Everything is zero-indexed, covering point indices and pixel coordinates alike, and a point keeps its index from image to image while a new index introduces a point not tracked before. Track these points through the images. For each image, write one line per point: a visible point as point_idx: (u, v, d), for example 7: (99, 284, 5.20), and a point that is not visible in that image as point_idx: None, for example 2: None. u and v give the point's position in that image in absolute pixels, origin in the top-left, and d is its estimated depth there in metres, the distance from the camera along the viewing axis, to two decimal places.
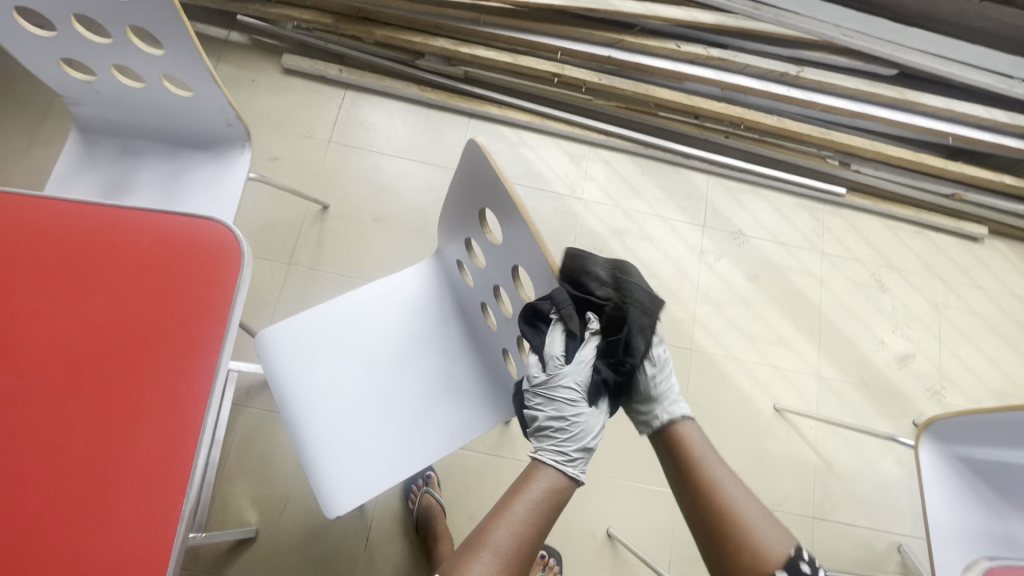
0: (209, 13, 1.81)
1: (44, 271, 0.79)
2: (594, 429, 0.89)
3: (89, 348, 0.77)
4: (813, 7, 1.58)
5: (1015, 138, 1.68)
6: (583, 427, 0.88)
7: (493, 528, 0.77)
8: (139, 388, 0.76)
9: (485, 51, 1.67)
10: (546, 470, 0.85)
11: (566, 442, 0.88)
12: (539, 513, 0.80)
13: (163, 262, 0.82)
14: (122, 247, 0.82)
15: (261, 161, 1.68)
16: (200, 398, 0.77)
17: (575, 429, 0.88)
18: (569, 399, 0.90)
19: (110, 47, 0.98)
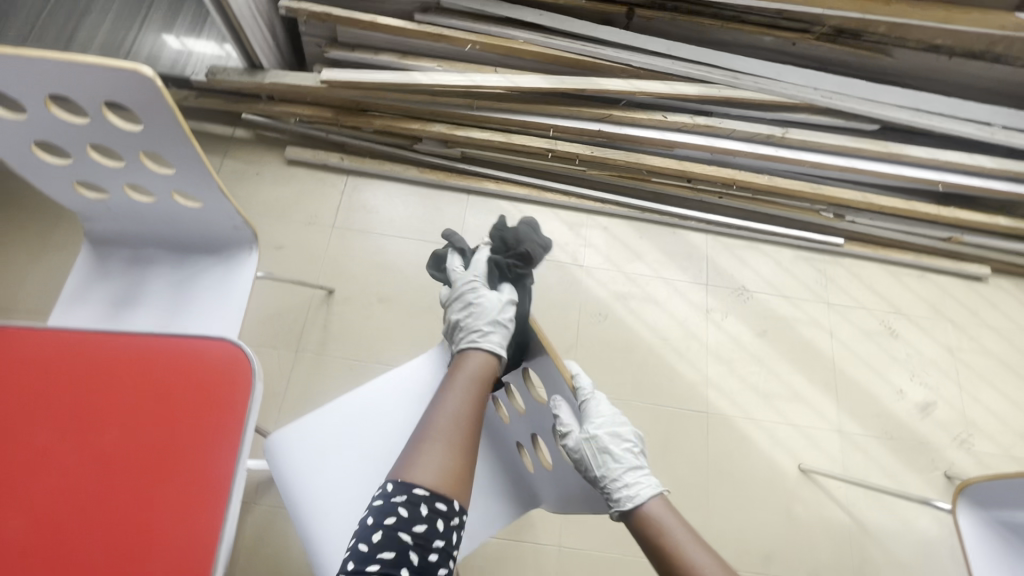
0: (215, 113, 1.90)
1: (71, 361, 0.82)
2: (495, 303, 0.96)
3: (113, 430, 0.78)
4: (790, 73, 1.64)
5: (1004, 182, 1.71)
6: (485, 304, 0.96)
7: (435, 424, 0.82)
8: (163, 465, 0.77)
9: (480, 132, 1.74)
10: (472, 354, 0.92)
11: (475, 322, 0.95)
12: (472, 407, 0.85)
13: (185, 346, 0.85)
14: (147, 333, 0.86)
15: (266, 251, 1.72)
16: (225, 470, 0.78)
17: (479, 308, 0.96)
18: (470, 290, 0.99)
19: (123, 169, 1.02)
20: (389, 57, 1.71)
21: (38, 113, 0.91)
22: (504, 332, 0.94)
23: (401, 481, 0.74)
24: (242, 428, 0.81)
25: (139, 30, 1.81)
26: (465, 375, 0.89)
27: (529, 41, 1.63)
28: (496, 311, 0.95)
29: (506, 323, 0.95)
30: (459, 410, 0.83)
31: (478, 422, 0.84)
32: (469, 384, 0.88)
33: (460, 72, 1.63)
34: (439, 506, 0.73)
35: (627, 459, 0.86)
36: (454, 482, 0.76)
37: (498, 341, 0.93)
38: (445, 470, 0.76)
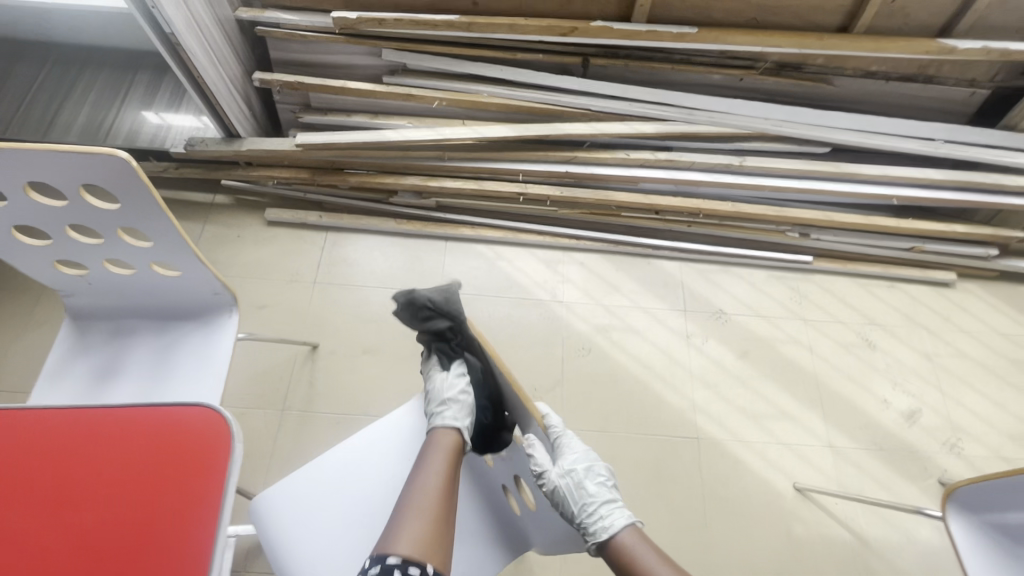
0: (194, 182, 1.95)
1: (46, 441, 0.82)
2: (443, 387, 1.02)
3: (93, 503, 0.77)
4: (741, 106, 1.74)
5: (954, 191, 1.80)
6: (434, 390, 1.02)
7: (412, 498, 0.81)
8: (144, 536, 0.76)
9: (452, 182, 1.81)
10: (438, 433, 0.96)
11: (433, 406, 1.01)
12: (447, 478, 0.86)
13: (161, 419, 0.86)
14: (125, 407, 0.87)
15: (249, 311, 1.73)
16: (206, 537, 0.77)
17: (432, 393, 1.02)
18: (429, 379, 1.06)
19: (101, 246, 1.05)
20: (362, 117, 1.79)
21: (17, 199, 0.94)
22: (458, 406, 0.99)
23: (377, 554, 0.73)
24: (222, 495, 0.80)
25: (119, 108, 1.87)
26: (440, 452, 0.91)
27: (493, 94, 1.72)
28: (445, 390, 1.01)
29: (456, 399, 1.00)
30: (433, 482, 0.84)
31: (452, 496, 0.85)
32: (443, 461, 0.90)
33: (430, 127, 1.71)
34: (411, 570, 0.71)
35: (600, 493, 0.92)
36: (426, 547, 0.74)
37: (454, 415, 0.97)
38: (419, 537, 0.75)
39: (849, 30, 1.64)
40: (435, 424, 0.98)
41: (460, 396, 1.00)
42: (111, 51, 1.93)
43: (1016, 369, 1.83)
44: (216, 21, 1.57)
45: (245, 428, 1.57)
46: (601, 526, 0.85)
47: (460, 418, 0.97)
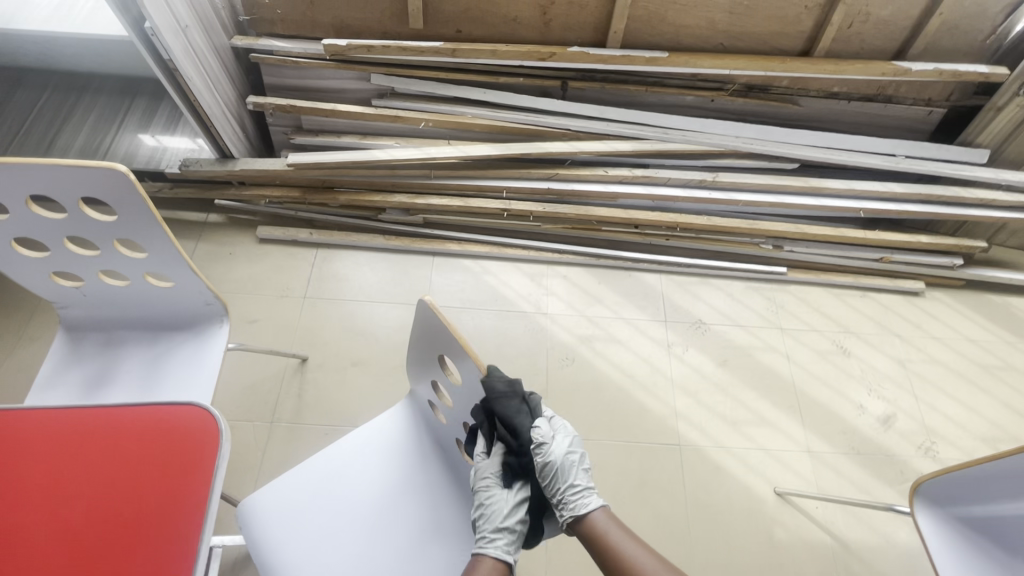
0: (188, 201, 2.01)
1: (42, 439, 0.85)
2: (505, 510, 0.94)
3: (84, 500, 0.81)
4: (712, 125, 1.84)
5: (917, 204, 1.89)
6: (494, 508, 0.94)
7: None
8: (132, 532, 0.79)
9: (439, 199, 1.88)
10: (481, 560, 0.90)
11: (482, 523, 0.93)
12: None
13: (151, 419, 0.89)
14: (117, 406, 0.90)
15: (240, 326, 1.77)
16: (192, 533, 0.80)
17: (488, 509, 0.94)
18: (483, 486, 0.95)
19: (98, 257, 1.10)
20: (352, 139, 1.87)
21: (19, 212, 0.99)
22: (510, 537, 0.93)
23: None
24: (209, 491, 0.83)
25: (116, 131, 1.94)
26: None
27: (477, 115, 1.81)
28: (503, 516, 0.93)
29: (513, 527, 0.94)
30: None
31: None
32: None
33: (416, 147, 1.79)
34: None
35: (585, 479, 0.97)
36: None
37: (505, 547, 0.91)
38: None
39: (810, 54, 1.75)
40: (480, 549, 0.91)
41: (516, 527, 0.93)
42: (110, 78, 2.02)
43: (986, 373, 1.89)
44: (212, 49, 1.65)
45: (234, 441, 1.59)
46: (581, 503, 0.96)
47: (509, 553, 0.91)
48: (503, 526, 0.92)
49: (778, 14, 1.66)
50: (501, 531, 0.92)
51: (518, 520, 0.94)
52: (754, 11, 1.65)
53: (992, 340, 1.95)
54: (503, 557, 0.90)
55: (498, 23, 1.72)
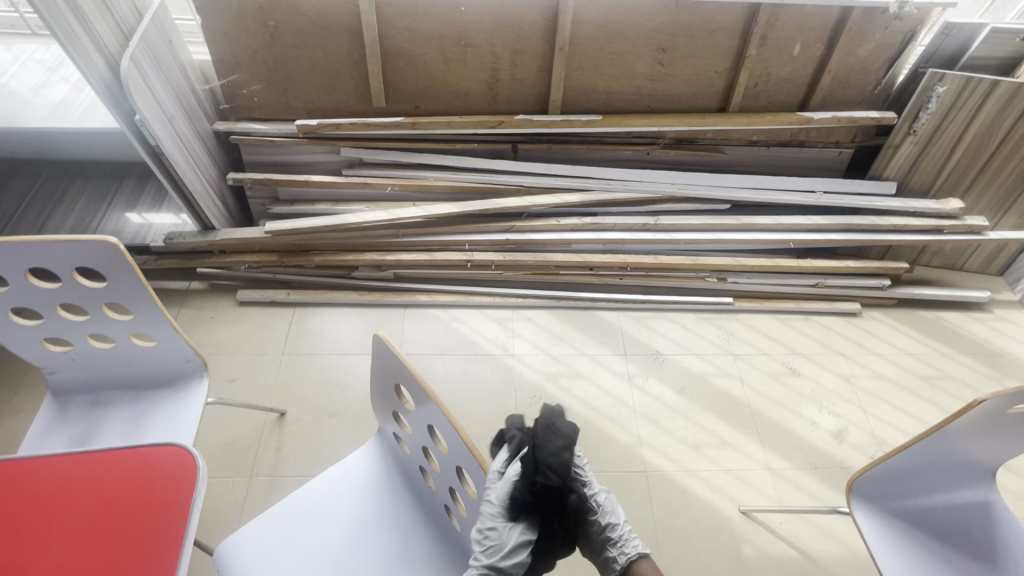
0: (172, 271, 2.13)
1: (28, 498, 0.93)
2: (506, 549, 0.94)
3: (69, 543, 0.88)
4: (649, 175, 2.07)
5: (840, 232, 2.09)
6: (496, 543, 0.94)
7: None
8: (116, 565, 0.86)
9: (407, 255, 2.05)
10: None
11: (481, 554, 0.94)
12: None
13: (125, 470, 0.96)
14: (95, 463, 0.97)
15: (220, 384, 1.85)
16: (169, 562, 0.87)
17: (491, 542, 0.95)
18: (490, 514, 0.95)
19: (87, 321, 1.21)
20: (325, 205, 2.06)
21: (19, 284, 1.12)
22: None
23: None
24: (187, 518, 0.91)
25: (106, 211, 2.09)
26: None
27: (438, 178, 2.01)
28: (503, 554, 0.93)
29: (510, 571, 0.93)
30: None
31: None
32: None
33: (384, 210, 1.98)
34: None
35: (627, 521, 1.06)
36: None
37: None
38: None
39: (727, 109, 2.00)
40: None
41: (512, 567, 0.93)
42: (101, 164, 2.21)
43: (926, 383, 2.02)
44: (195, 133, 1.85)
45: (214, 498, 1.63)
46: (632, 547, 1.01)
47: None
48: (495, 566, 0.92)
49: (692, 79, 1.93)
50: (492, 570, 0.92)
51: (514, 564, 0.93)
52: (672, 77, 1.92)
53: (928, 352, 2.10)
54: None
55: (452, 98, 1.95)
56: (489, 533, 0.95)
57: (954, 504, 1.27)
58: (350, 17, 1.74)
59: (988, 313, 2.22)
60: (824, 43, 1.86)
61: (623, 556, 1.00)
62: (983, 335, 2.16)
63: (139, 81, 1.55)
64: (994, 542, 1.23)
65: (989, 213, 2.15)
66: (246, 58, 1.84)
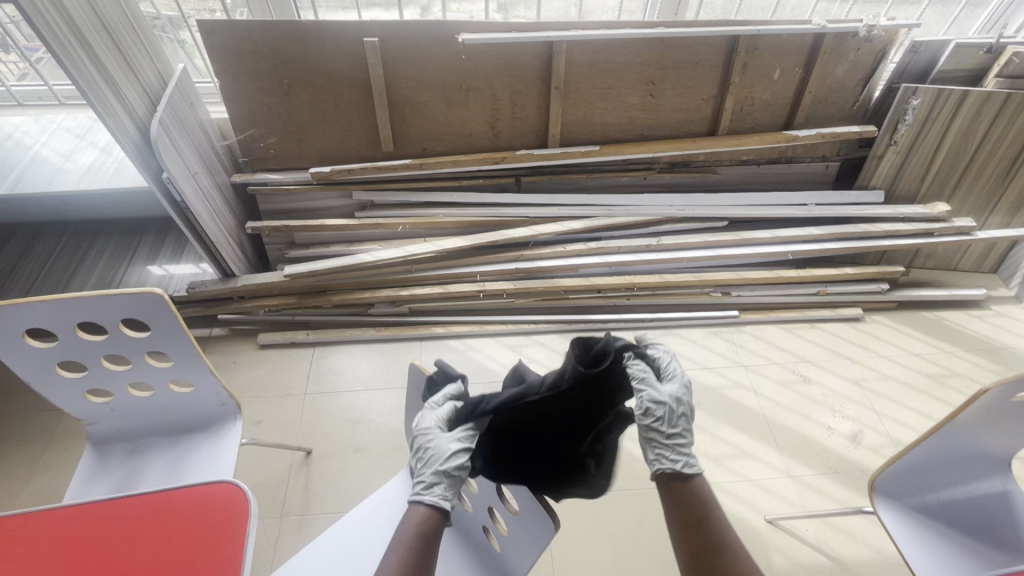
0: (192, 320, 2.19)
1: (83, 548, 0.95)
2: (444, 453, 0.98)
3: None
4: (647, 199, 2.17)
5: (835, 241, 2.18)
6: (434, 453, 0.99)
7: None
8: None
9: (421, 289, 2.12)
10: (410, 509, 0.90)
11: (423, 470, 0.97)
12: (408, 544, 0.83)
13: (178, 512, 1.00)
14: (147, 508, 1.00)
15: (246, 427, 1.89)
16: None
17: (428, 455, 0.99)
18: (425, 433, 1.03)
19: (129, 371, 1.27)
20: (339, 247, 2.14)
21: (67, 338, 1.18)
22: (447, 483, 0.94)
23: None
24: (241, 554, 0.94)
25: (128, 265, 2.17)
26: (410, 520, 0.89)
27: (447, 215, 2.11)
28: (441, 461, 0.97)
29: (451, 472, 0.96)
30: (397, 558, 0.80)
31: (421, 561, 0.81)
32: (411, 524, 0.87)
33: (397, 248, 2.08)
34: None
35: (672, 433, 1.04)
36: None
37: (442, 494, 0.93)
38: None
39: (716, 132, 2.11)
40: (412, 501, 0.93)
41: (453, 468, 0.96)
42: (122, 221, 2.31)
43: (934, 382, 2.06)
44: (215, 186, 1.95)
45: None
46: (671, 459, 1.00)
47: (445, 499, 0.92)
48: (440, 472, 0.95)
49: (682, 107, 2.05)
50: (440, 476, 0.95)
51: (455, 466, 0.96)
52: (661, 107, 2.03)
53: (933, 351, 2.15)
54: (439, 502, 0.91)
55: (456, 139, 2.06)
56: (426, 450, 1.00)
57: (973, 496, 1.31)
58: (359, 71, 1.87)
59: (986, 310, 2.29)
60: (802, 66, 1.98)
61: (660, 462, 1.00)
62: (983, 331, 2.22)
63: (167, 143, 1.65)
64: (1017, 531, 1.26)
65: (974, 213, 2.24)
66: (261, 113, 1.95)
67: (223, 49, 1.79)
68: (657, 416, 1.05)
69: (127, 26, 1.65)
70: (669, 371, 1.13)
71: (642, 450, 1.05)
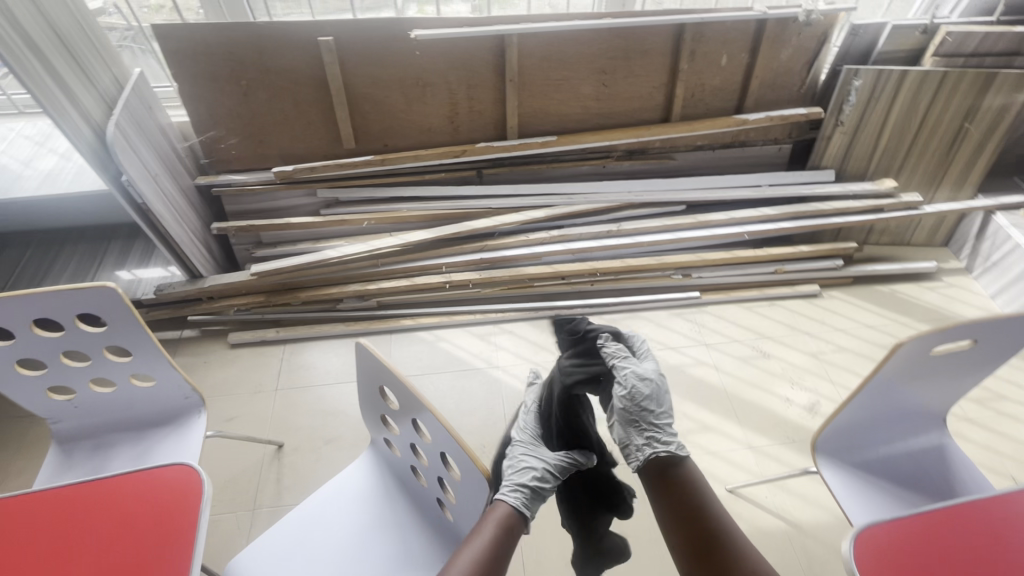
0: (163, 323, 2.21)
1: (43, 530, 0.99)
2: (535, 471, 1.24)
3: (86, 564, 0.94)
4: (606, 187, 2.23)
5: (790, 220, 2.25)
6: (529, 467, 1.26)
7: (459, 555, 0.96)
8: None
9: (388, 283, 2.16)
10: (499, 503, 1.09)
11: (517, 478, 1.22)
12: (500, 531, 1.01)
13: (135, 494, 1.03)
14: (105, 491, 1.04)
15: (218, 423, 1.91)
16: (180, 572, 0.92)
17: (524, 468, 1.26)
18: (524, 452, 1.33)
19: (89, 367, 1.30)
20: (306, 245, 2.18)
21: (24, 336, 1.21)
22: (526, 494, 1.17)
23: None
24: (196, 528, 0.98)
25: (96, 271, 2.19)
26: (492, 522, 1.03)
27: (411, 209, 2.15)
28: (527, 478, 1.21)
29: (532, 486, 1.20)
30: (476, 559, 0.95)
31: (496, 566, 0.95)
32: (495, 526, 1.02)
33: (363, 244, 2.12)
34: None
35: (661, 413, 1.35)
36: None
37: (521, 500, 1.13)
38: None
39: (670, 119, 2.18)
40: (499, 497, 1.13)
41: (541, 486, 1.21)
42: (90, 228, 2.32)
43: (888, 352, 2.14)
44: (178, 189, 1.97)
45: (220, 532, 1.67)
46: (658, 443, 1.29)
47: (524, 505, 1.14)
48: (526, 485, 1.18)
49: (636, 96, 2.11)
50: (522, 488, 1.18)
51: (539, 485, 1.20)
52: (615, 96, 2.09)
53: (888, 323, 2.23)
54: (519, 507, 1.11)
55: (417, 134, 2.10)
56: (522, 465, 1.27)
57: (907, 451, 1.39)
58: (315, 69, 1.90)
59: (938, 282, 2.37)
60: (748, 52, 2.05)
61: (650, 448, 1.28)
62: (935, 301, 2.30)
63: (126, 147, 1.68)
64: (947, 481, 1.34)
65: (922, 189, 2.33)
66: (222, 116, 1.98)
67: (181, 54, 1.82)
68: (643, 396, 1.36)
69: (79, 32, 1.67)
70: (642, 351, 1.52)
71: (631, 435, 1.33)
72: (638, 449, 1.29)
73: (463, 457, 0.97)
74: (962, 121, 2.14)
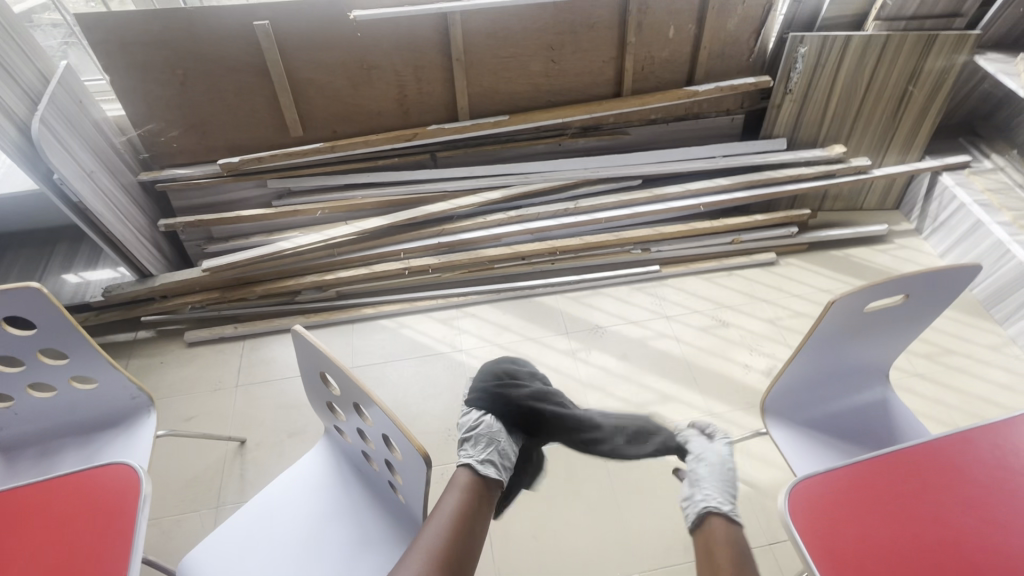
0: (116, 325, 2.15)
1: None
2: (482, 431, 1.17)
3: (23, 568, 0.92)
4: (561, 165, 2.22)
5: (744, 190, 2.27)
6: (477, 431, 1.17)
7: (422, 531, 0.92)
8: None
9: (347, 273, 2.14)
10: (458, 472, 1.07)
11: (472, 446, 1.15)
12: (460, 505, 0.98)
13: (73, 495, 1.01)
14: (42, 495, 1.01)
15: (177, 423, 1.88)
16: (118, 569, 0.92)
17: (473, 435, 1.16)
18: (469, 426, 1.18)
19: (24, 372, 1.27)
20: (259, 237, 2.13)
21: None
22: (482, 444, 1.14)
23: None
24: (136, 525, 0.97)
25: (41, 276, 2.12)
26: (452, 493, 1.02)
27: (365, 196, 2.12)
28: (474, 431, 1.17)
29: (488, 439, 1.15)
30: (441, 527, 0.93)
31: (461, 538, 0.92)
32: (459, 496, 1.00)
33: (318, 233, 2.09)
34: None
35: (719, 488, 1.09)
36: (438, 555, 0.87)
37: (479, 454, 1.12)
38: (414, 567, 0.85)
39: (622, 94, 2.17)
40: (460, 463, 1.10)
41: (495, 441, 1.15)
42: (32, 231, 2.24)
43: None
44: (119, 186, 1.91)
45: (183, 532, 1.65)
46: (708, 500, 1.07)
47: (482, 455, 1.12)
48: (478, 437, 1.15)
49: (585, 71, 2.09)
50: (477, 440, 1.15)
51: (488, 436, 1.16)
52: (564, 71, 2.08)
53: (842, 286, 2.28)
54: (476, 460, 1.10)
55: (367, 119, 2.06)
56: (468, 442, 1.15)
57: (849, 406, 1.44)
58: (253, 56, 1.84)
59: (890, 244, 2.43)
60: (694, 23, 2.05)
61: (700, 502, 1.07)
62: (887, 263, 2.36)
63: (54, 144, 1.62)
64: (889, 432, 1.40)
65: (871, 153, 2.38)
66: (159, 107, 1.91)
67: (109, 44, 1.75)
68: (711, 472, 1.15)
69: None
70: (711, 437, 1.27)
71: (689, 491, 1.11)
72: (696, 498, 1.08)
73: (401, 438, 0.97)
74: (906, 84, 2.17)
